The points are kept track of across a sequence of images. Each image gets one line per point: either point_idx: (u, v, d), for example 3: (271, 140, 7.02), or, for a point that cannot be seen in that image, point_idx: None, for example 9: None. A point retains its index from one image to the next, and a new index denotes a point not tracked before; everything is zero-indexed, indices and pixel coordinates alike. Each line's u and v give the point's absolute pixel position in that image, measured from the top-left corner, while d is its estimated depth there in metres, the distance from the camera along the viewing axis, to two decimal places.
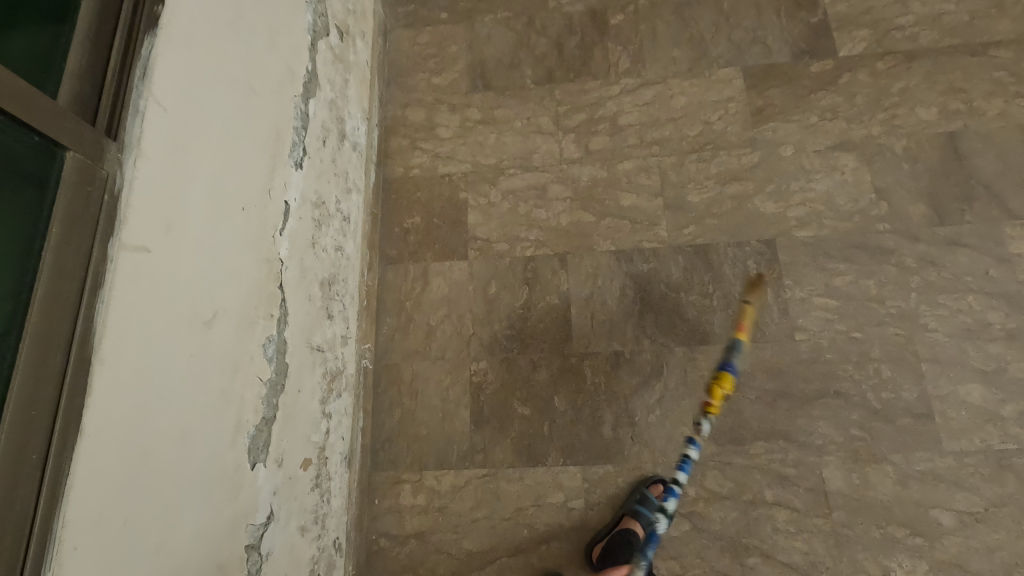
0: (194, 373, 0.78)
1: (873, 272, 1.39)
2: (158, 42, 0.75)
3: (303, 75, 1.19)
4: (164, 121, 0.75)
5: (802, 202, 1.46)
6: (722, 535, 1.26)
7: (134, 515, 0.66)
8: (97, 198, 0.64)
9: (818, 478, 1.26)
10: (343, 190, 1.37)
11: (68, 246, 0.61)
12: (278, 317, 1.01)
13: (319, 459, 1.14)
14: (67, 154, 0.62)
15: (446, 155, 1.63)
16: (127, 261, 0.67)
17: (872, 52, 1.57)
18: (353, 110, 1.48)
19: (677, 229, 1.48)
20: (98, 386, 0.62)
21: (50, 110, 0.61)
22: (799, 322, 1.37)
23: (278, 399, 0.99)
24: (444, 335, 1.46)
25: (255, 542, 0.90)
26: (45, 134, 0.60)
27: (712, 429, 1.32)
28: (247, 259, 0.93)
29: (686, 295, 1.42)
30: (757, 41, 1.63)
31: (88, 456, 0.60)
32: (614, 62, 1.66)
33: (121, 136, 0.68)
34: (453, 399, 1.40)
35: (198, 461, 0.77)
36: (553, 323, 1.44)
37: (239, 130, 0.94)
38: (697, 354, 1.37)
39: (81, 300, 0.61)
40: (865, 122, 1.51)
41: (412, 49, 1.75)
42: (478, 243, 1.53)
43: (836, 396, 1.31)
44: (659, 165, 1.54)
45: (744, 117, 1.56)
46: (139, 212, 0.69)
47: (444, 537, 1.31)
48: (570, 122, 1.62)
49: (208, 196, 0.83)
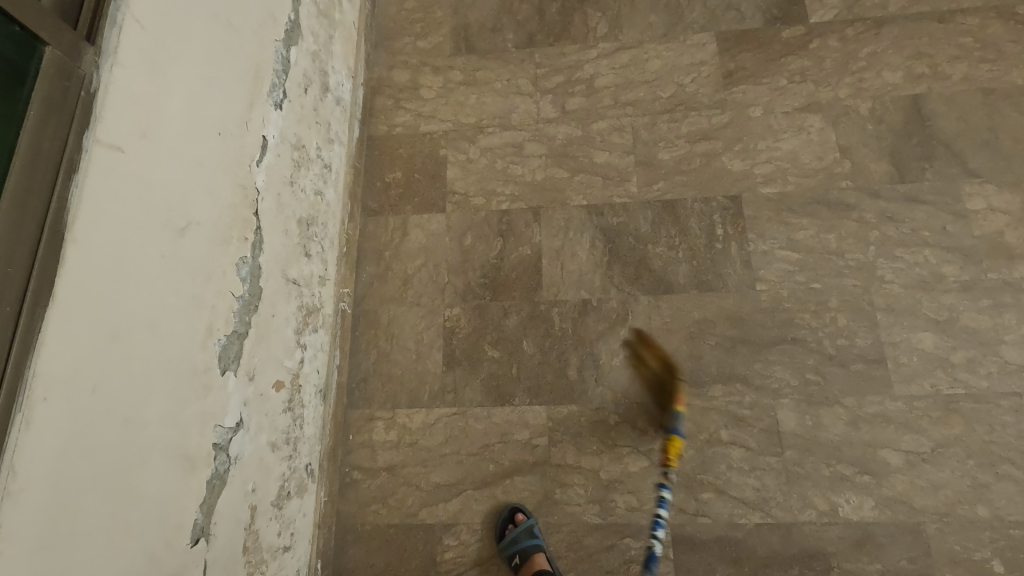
0: (165, 272, 0.84)
1: (833, 226, 1.44)
2: None
3: (285, 22, 1.25)
4: (141, 37, 0.82)
5: (769, 160, 1.52)
6: (679, 472, 1.30)
7: (102, 385, 0.72)
8: (74, 92, 0.71)
9: (773, 419, 1.31)
10: (325, 139, 1.44)
11: (45, 130, 0.67)
12: (252, 242, 1.07)
13: (292, 385, 1.20)
14: (45, 49, 0.68)
15: (428, 114, 1.69)
16: (101, 156, 0.73)
17: (842, 18, 1.62)
18: (338, 66, 1.54)
19: (647, 185, 1.53)
20: (71, 261, 0.68)
21: (31, 6, 0.67)
22: (761, 273, 1.42)
23: (251, 318, 1.06)
24: (421, 282, 1.52)
25: (224, 444, 0.96)
26: (25, 26, 0.66)
27: (673, 372, 1.37)
28: (222, 181, 0.99)
29: (653, 247, 1.48)
30: (731, 8, 1.68)
31: (59, 319, 0.66)
32: (593, 27, 1.72)
33: (98, 42, 0.75)
34: (427, 342, 1.46)
35: (167, 354, 0.84)
36: (525, 272, 1.49)
37: (219, 61, 1.01)
38: (662, 302, 1.43)
39: (57, 181, 0.68)
40: (832, 85, 1.56)
41: (399, 14, 1.81)
42: (456, 197, 1.59)
43: (794, 342, 1.36)
44: (632, 125, 1.60)
45: (717, 79, 1.61)
46: (114, 114, 0.76)
47: (413, 470, 1.36)
48: (548, 83, 1.67)
49: (183, 115, 0.90)
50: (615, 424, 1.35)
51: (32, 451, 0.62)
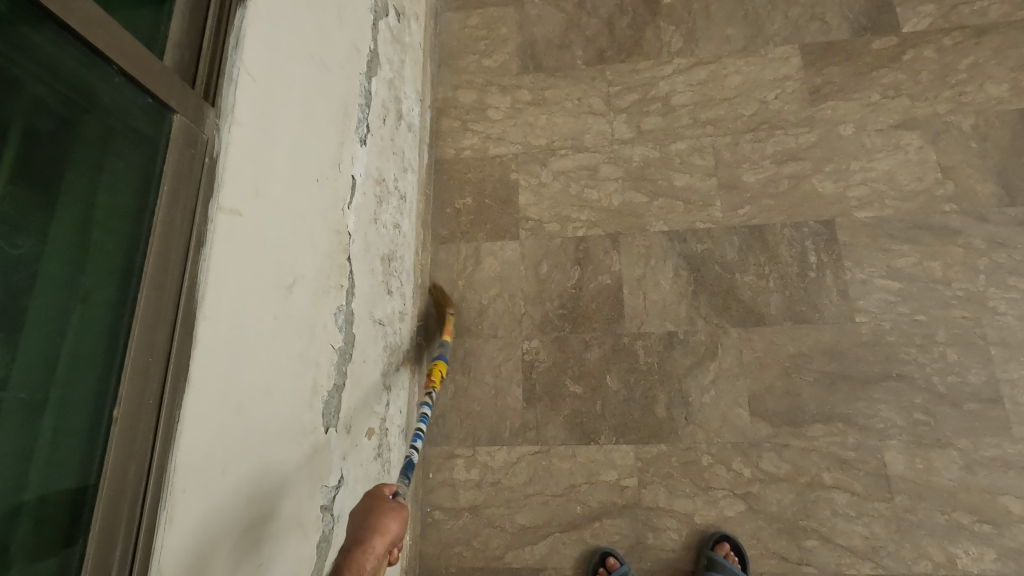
0: (278, 334, 0.81)
1: (938, 253, 1.35)
2: (247, 14, 0.78)
3: (366, 53, 1.21)
4: (252, 90, 0.78)
5: (863, 181, 1.43)
6: (780, 517, 1.24)
7: (230, 464, 0.69)
8: (200, 160, 0.67)
9: (880, 462, 1.24)
10: (400, 168, 1.39)
11: (176, 204, 0.64)
12: (346, 288, 1.04)
13: (381, 430, 1.17)
14: (174, 117, 0.65)
15: (497, 136, 1.64)
16: (223, 223, 0.70)
17: (938, 27, 1.52)
18: (409, 91, 1.50)
19: (732, 209, 1.46)
20: (202, 340, 0.65)
21: (162, 73, 0.63)
22: (859, 304, 1.34)
23: (347, 368, 1.02)
24: (497, 313, 1.47)
25: (328, 504, 0.93)
26: (157, 97, 0.63)
27: (768, 410, 1.30)
28: (321, 229, 0.96)
29: (741, 276, 1.41)
30: (815, 18, 1.59)
31: (194, 404, 0.63)
32: (666, 41, 1.65)
33: (217, 102, 0.71)
34: (506, 376, 1.42)
35: (282, 418, 0.81)
36: (605, 302, 1.44)
37: (315, 102, 0.97)
38: (753, 334, 1.36)
39: (188, 256, 0.64)
40: (930, 99, 1.47)
41: (462, 31, 1.77)
42: (529, 223, 1.54)
43: (899, 378, 1.28)
44: (713, 145, 1.52)
45: (803, 95, 1.53)
46: (233, 177, 0.72)
47: (497, 511, 1.33)
48: (621, 102, 1.61)
49: (288, 166, 0.86)
50: (709, 465, 1.29)
51: (173, 549, 0.59)
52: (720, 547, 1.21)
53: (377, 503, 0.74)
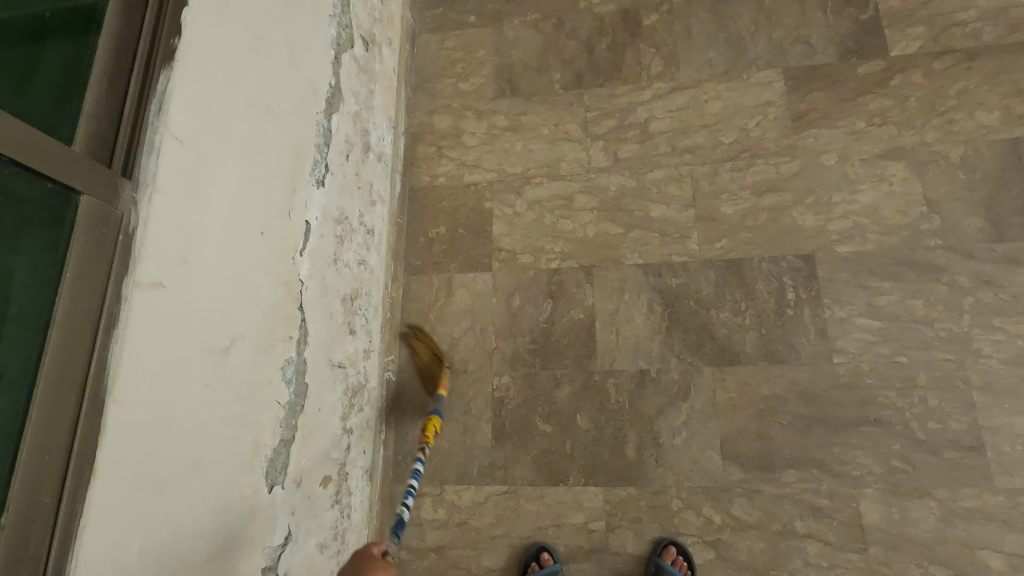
0: (210, 402, 0.79)
1: (921, 291, 1.30)
2: (175, 75, 0.75)
3: (325, 90, 1.19)
4: (180, 153, 0.76)
5: (845, 215, 1.38)
6: (749, 566, 1.21)
7: (148, 547, 0.67)
8: (111, 238, 0.66)
9: (853, 510, 1.20)
10: (367, 203, 1.37)
11: (81, 289, 0.62)
12: (297, 338, 1.02)
13: (339, 475, 1.16)
14: (80, 199, 0.63)
15: (472, 163, 1.61)
16: (142, 299, 0.68)
17: (927, 51, 1.46)
18: (379, 120, 1.47)
19: (708, 242, 1.42)
20: (113, 427, 0.63)
21: (64, 157, 0.62)
22: (837, 344, 1.30)
23: (297, 421, 1.01)
24: (467, 347, 1.45)
25: (272, 564, 0.92)
26: (57, 182, 0.61)
27: (740, 454, 1.27)
28: (264, 283, 0.94)
29: (716, 312, 1.37)
30: (800, 41, 1.54)
31: (102, 495, 0.61)
32: (646, 65, 1.60)
33: (135, 175, 0.69)
34: (475, 413, 1.40)
35: (214, 485, 0.79)
36: (577, 338, 1.41)
37: (259, 153, 0.94)
38: (727, 374, 1.32)
39: (96, 340, 0.62)
40: (917, 128, 1.41)
41: (440, 54, 1.73)
42: (502, 254, 1.51)
43: (876, 424, 1.24)
44: (691, 174, 1.48)
45: (785, 122, 1.48)
46: (154, 250, 0.70)
47: (463, 552, 1.31)
48: (599, 128, 1.57)
49: (224, 225, 0.84)
50: (678, 510, 1.26)
51: None
52: (667, 553, 1.22)
53: (367, 566, 0.80)
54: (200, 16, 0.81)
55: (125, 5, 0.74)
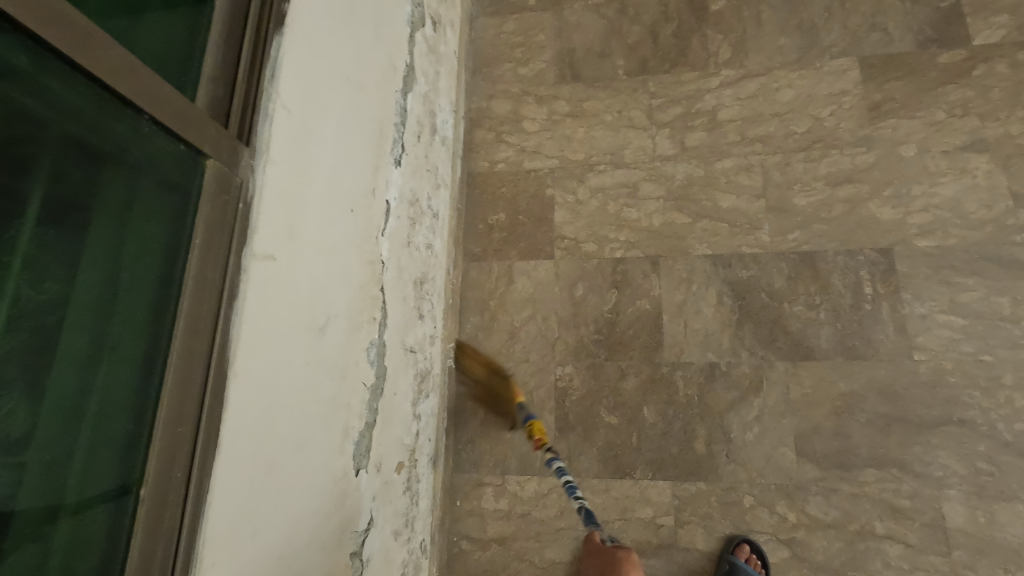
0: (311, 381, 0.77)
1: (1006, 288, 1.26)
2: (284, 42, 0.73)
3: (402, 68, 1.16)
4: (288, 123, 0.73)
5: (925, 208, 1.34)
6: (826, 566, 1.17)
7: (260, 526, 0.65)
8: (233, 206, 0.63)
9: (937, 512, 1.16)
10: (433, 185, 1.34)
11: (208, 258, 0.60)
12: (379, 320, 1.00)
13: (410, 462, 1.13)
14: (208, 162, 0.61)
15: (532, 149, 1.58)
16: (257, 271, 0.66)
17: (1012, 40, 1.41)
18: (443, 103, 1.44)
19: (781, 234, 1.38)
20: (234, 400, 0.61)
21: (195, 118, 0.59)
22: (918, 340, 1.26)
23: (378, 404, 0.98)
24: (529, 335, 1.42)
25: (358, 549, 0.90)
26: (189, 144, 0.59)
27: (816, 451, 1.23)
28: (353, 261, 0.92)
29: (790, 306, 1.33)
30: (876, 28, 1.49)
31: (224, 470, 0.59)
32: (713, 51, 1.56)
33: (252, 141, 0.66)
34: (537, 403, 1.37)
35: (313, 466, 0.77)
36: (643, 329, 1.38)
37: (349, 128, 0.92)
38: (801, 369, 1.28)
39: (220, 309, 0.60)
40: (1002, 119, 1.36)
41: (498, 38, 1.70)
42: (565, 242, 1.48)
43: (960, 424, 1.20)
44: (762, 164, 1.44)
45: (860, 112, 1.43)
46: (268, 220, 0.68)
47: (526, 544, 1.29)
48: (664, 116, 1.53)
49: (321, 200, 0.82)
50: (750, 507, 1.23)
51: None
52: (741, 551, 1.18)
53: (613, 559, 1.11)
54: None
55: None
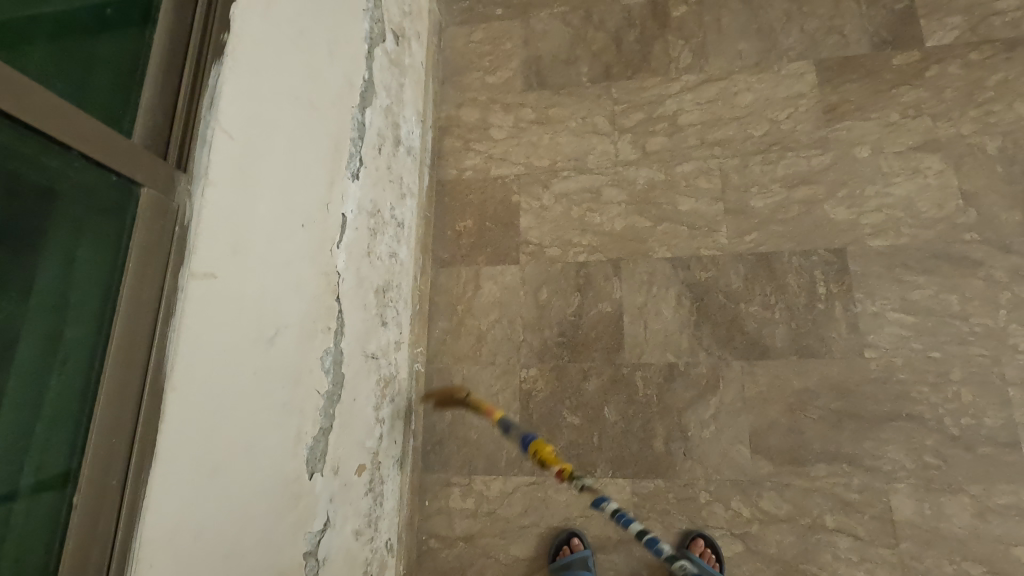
0: (259, 391, 0.82)
1: (956, 286, 1.28)
2: (225, 70, 0.76)
3: (360, 84, 1.20)
4: (231, 148, 0.77)
5: (878, 208, 1.37)
6: (778, 559, 1.21)
7: (204, 528, 0.70)
8: (169, 229, 0.68)
9: (885, 505, 1.19)
10: (398, 196, 1.38)
11: (143, 280, 0.65)
12: (335, 330, 1.04)
13: (372, 464, 1.18)
14: (141, 190, 0.66)
15: (499, 157, 1.61)
16: (197, 289, 0.70)
17: (965, 41, 1.43)
18: (409, 114, 1.49)
19: (738, 235, 1.41)
20: (172, 412, 0.65)
21: (127, 150, 0.64)
22: (870, 338, 1.29)
23: (334, 410, 1.03)
24: (496, 338, 1.46)
25: (312, 549, 0.94)
26: (122, 174, 0.63)
27: (770, 447, 1.27)
28: (306, 274, 0.96)
29: (746, 306, 1.36)
30: (833, 32, 1.52)
31: (162, 477, 0.64)
32: (675, 57, 1.59)
33: (189, 168, 0.71)
34: (503, 405, 1.41)
35: (261, 471, 0.81)
36: (605, 331, 1.41)
37: (300, 146, 0.96)
38: (756, 367, 1.32)
39: (156, 327, 0.65)
40: (954, 119, 1.39)
41: (467, 47, 1.74)
42: (530, 246, 1.52)
43: (909, 419, 1.23)
44: (721, 167, 1.47)
45: (816, 114, 1.46)
46: (208, 241, 0.72)
47: (492, 541, 1.33)
48: (627, 121, 1.57)
49: (269, 217, 0.86)
50: (706, 503, 1.27)
51: None
52: (695, 545, 1.23)
53: None
54: (247, 12, 0.83)
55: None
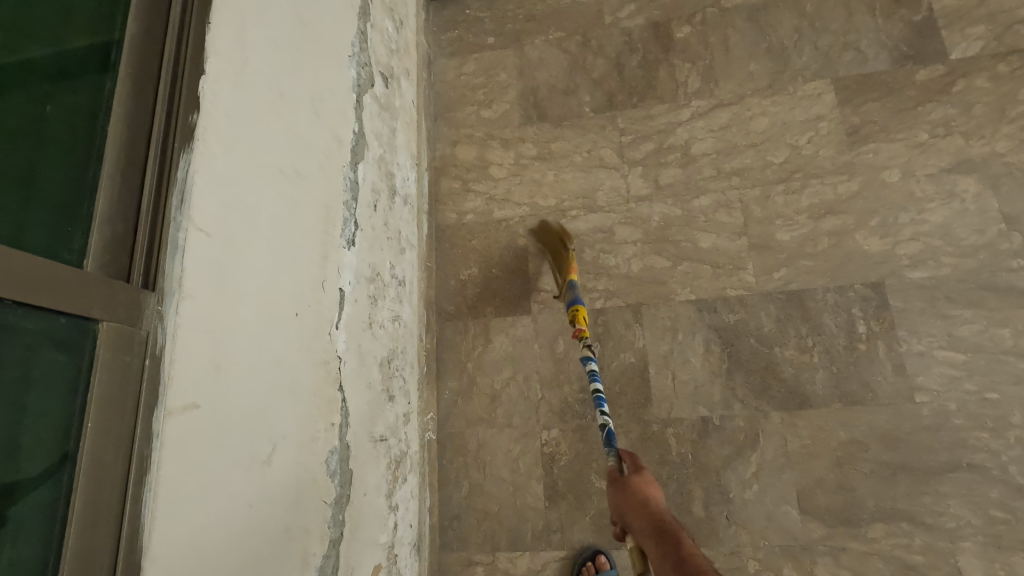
0: (257, 524, 0.70)
1: (1006, 318, 1.19)
2: (196, 158, 0.65)
3: (350, 139, 1.09)
4: (208, 247, 0.66)
5: (914, 237, 1.27)
6: None
7: None
8: (137, 365, 0.57)
9: (952, 567, 1.10)
10: (397, 252, 1.27)
11: (107, 435, 0.54)
12: (339, 423, 0.92)
13: (387, 560, 1.07)
14: (100, 326, 0.55)
15: (501, 197, 1.50)
16: (175, 429, 0.58)
17: (991, 52, 1.35)
18: (402, 160, 1.37)
19: (766, 273, 1.31)
20: None
21: (79, 282, 0.53)
22: (918, 381, 1.19)
23: (344, 515, 0.91)
24: (511, 398, 1.35)
25: None
26: (74, 313, 0.52)
27: (820, 507, 1.17)
28: (303, 370, 0.84)
29: (781, 351, 1.26)
30: (848, 47, 1.43)
31: None
32: (682, 81, 1.49)
33: (158, 285, 0.60)
34: (524, 471, 1.30)
35: None
36: (629, 384, 1.31)
37: (288, 224, 0.84)
38: (797, 419, 1.22)
39: (126, 491, 0.54)
40: (987, 137, 1.30)
41: (458, 80, 1.63)
42: (542, 294, 1.41)
43: (969, 469, 1.13)
44: (741, 200, 1.37)
45: (839, 137, 1.37)
46: (186, 368, 0.61)
47: None
48: (636, 153, 1.46)
49: (257, 315, 0.74)
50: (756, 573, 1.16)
51: None
52: None
53: None
54: (219, 81, 0.71)
55: (135, 81, 0.65)
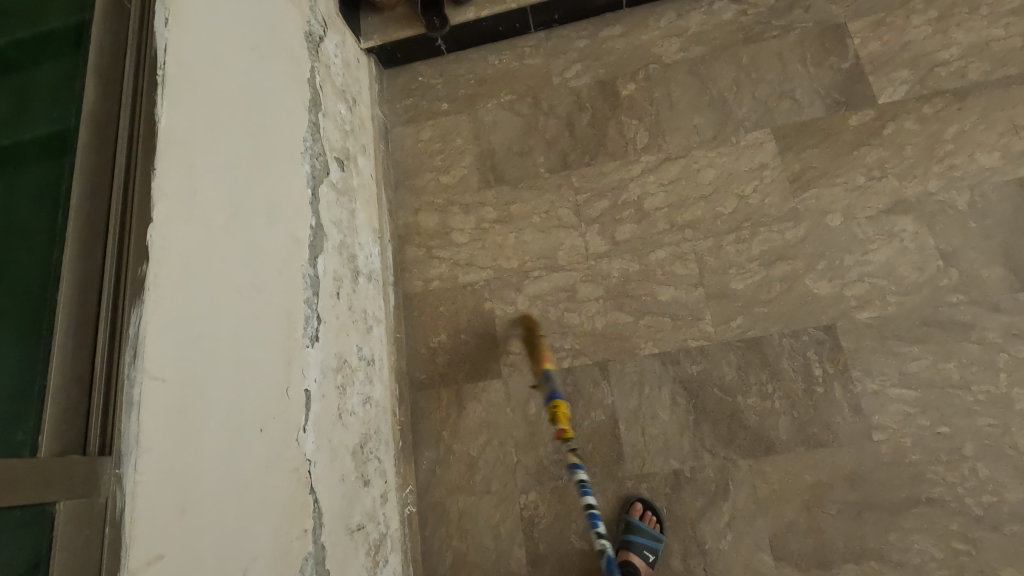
0: None
1: (952, 352, 1.25)
2: (146, 310, 0.68)
3: (308, 235, 1.12)
4: (165, 394, 0.69)
5: (861, 278, 1.33)
6: None
7: None
8: (98, 534, 0.59)
9: None
10: (364, 332, 1.29)
11: None
12: (313, 527, 0.94)
13: None
14: (58, 507, 0.56)
15: (465, 262, 1.54)
16: None
17: (916, 94, 1.43)
18: (364, 238, 1.40)
19: (724, 322, 1.36)
20: None
21: (32, 471, 0.54)
22: (875, 420, 1.24)
23: None
24: (488, 464, 1.37)
25: None
26: (29, 504, 0.54)
27: (793, 552, 1.20)
28: (272, 483, 0.86)
29: (744, 399, 1.30)
30: (785, 97, 1.50)
31: None
32: (631, 137, 1.55)
33: (115, 448, 0.62)
34: (507, 536, 1.32)
35: None
36: (602, 442, 1.34)
37: (249, 341, 0.87)
38: (765, 465, 1.26)
39: None
40: (919, 176, 1.37)
41: (416, 147, 1.67)
42: (511, 356, 1.44)
43: (929, 503, 1.18)
44: (695, 251, 1.42)
45: (782, 184, 1.43)
46: (146, 521, 0.63)
47: None
48: (592, 210, 1.51)
49: (222, 443, 0.77)
50: None
51: None
52: (635, 509, 1.27)
53: None
54: (168, 225, 0.74)
55: (83, 243, 0.65)
